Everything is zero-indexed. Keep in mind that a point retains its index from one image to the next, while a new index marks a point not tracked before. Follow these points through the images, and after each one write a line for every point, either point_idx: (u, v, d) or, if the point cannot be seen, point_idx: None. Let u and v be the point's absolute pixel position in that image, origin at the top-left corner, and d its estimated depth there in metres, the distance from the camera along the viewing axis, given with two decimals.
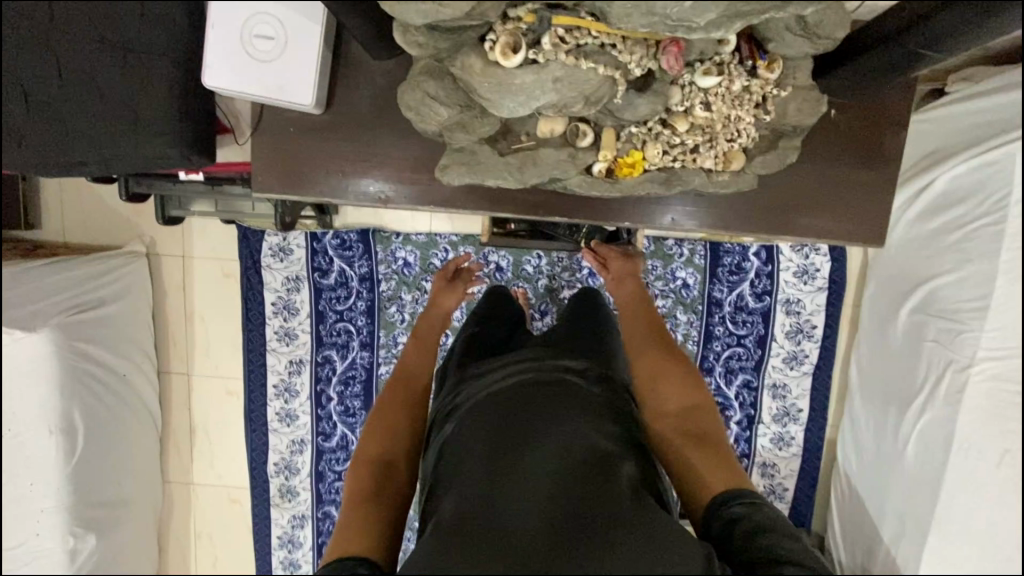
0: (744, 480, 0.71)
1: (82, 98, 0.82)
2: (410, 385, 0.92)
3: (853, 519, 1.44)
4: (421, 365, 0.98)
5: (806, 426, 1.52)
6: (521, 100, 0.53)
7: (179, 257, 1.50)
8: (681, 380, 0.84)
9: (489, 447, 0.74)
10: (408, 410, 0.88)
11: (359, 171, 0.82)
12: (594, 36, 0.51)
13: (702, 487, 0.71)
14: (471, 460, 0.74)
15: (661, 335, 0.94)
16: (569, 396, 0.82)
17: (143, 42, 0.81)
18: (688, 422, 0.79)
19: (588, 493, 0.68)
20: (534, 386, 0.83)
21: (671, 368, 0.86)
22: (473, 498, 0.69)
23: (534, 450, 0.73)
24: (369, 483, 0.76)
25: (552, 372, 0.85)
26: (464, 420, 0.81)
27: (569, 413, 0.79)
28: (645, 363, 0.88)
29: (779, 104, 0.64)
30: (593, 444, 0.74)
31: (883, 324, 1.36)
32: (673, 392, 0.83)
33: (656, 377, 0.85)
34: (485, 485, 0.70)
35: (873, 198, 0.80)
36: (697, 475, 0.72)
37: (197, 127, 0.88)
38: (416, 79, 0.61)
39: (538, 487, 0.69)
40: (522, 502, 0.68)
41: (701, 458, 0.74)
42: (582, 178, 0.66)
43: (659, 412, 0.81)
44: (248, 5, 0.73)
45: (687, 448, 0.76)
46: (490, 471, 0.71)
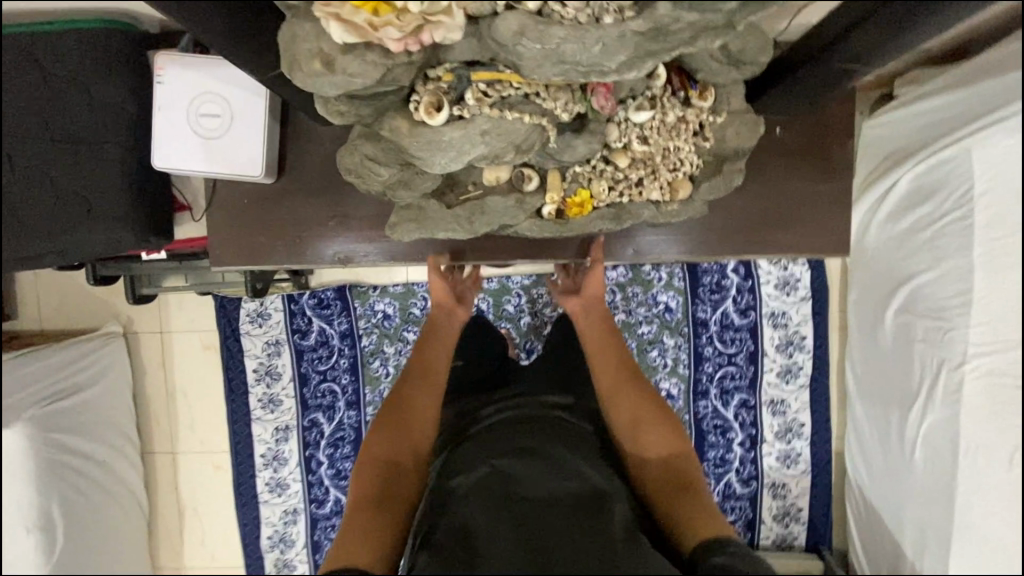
0: (727, 525, 0.70)
1: (33, 191, 0.81)
2: (425, 388, 0.91)
3: (873, 535, 1.37)
4: (437, 368, 0.94)
5: (812, 440, 1.48)
6: (452, 155, 0.53)
7: (157, 334, 1.48)
8: (657, 424, 0.86)
9: (482, 481, 0.74)
10: (424, 416, 0.87)
11: (316, 236, 0.82)
12: (516, 88, 0.51)
13: (684, 532, 0.70)
14: (468, 490, 0.74)
15: (634, 367, 0.94)
16: (561, 428, 0.85)
17: (98, 136, 0.83)
18: (668, 468, 0.81)
19: (582, 527, 0.68)
20: (528, 420, 0.86)
21: (650, 410, 0.87)
22: (462, 533, 0.68)
23: (529, 478, 0.74)
24: (378, 489, 0.76)
25: (545, 410, 0.91)
26: (456, 454, 0.83)
27: (563, 445, 0.81)
28: (621, 404, 0.89)
29: (717, 130, 0.65)
30: (586, 472, 0.77)
31: (872, 327, 1.34)
32: (654, 439, 0.84)
33: (636, 423, 0.86)
34: (484, 514, 0.70)
35: (830, 210, 0.80)
36: (680, 520, 0.72)
37: (153, 209, 0.88)
38: (353, 144, 0.62)
39: (530, 517, 0.69)
40: (512, 536, 0.66)
41: (686, 503, 0.74)
42: (533, 222, 0.67)
43: (642, 459, 0.83)
44: (195, 86, 0.75)
45: (669, 494, 0.77)
46: (486, 501, 0.71)
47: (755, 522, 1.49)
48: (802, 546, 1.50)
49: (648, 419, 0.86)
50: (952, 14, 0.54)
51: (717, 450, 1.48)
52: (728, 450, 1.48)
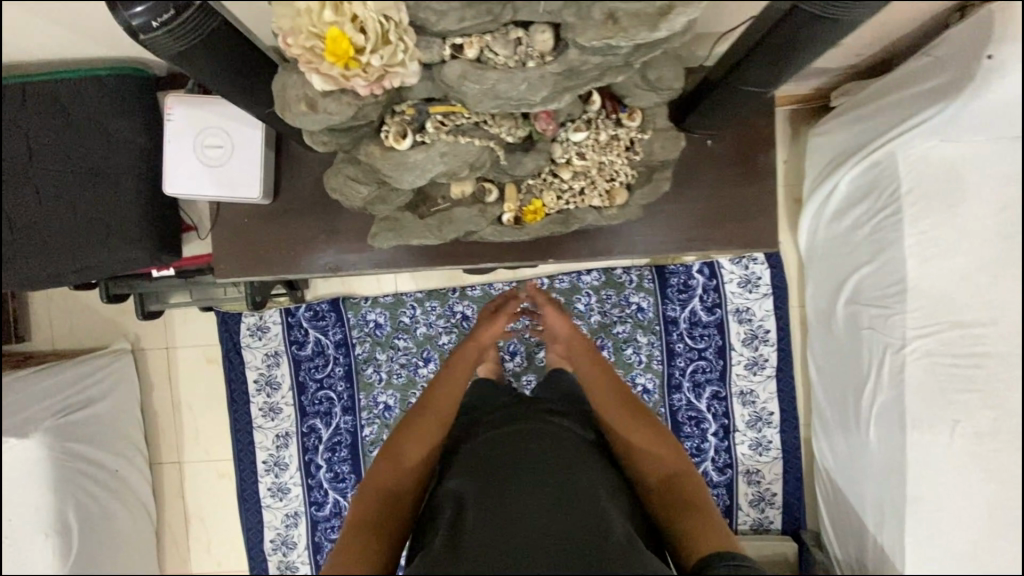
0: (729, 531, 0.83)
1: (59, 218, 0.93)
2: (429, 422, 0.96)
3: (840, 514, 1.45)
4: (448, 403, 1.00)
5: (781, 427, 1.58)
6: (418, 173, 0.64)
7: (164, 349, 1.58)
8: (656, 447, 0.95)
9: (491, 490, 0.87)
10: (426, 446, 0.93)
11: (309, 249, 0.93)
12: (466, 117, 0.62)
13: (690, 544, 0.82)
14: (475, 498, 0.86)
15: (627, 395, 1.03)
16: (554, 441, 0.95)
17: (116, 167, 0.94)
18: (668, 482, 0.91)
19: (583, 540, 0.81)
20: (529, 433, 0.95)
21: (648, 433, 0.97)
22: (478, 538, 0.81)
23: (529, 497, 0.86)
24: (373, 515, 0.83)
25: (543, 421, 0.99)
26: (462, 463, 0.93)
27: (562, 456, 0.92)
28: (621, 429, 0.98)
29: (645, 144, 0.76)
30: (586, 486, 0.88)
31: (826, 319, 1.45)
32: (652, 461, 0.94)
33: (634, 448, 0.96)
34: (495, 534, 0.81)
35: (759, 210, 0.91)
36: (686, 533, 0.84)
37: (163, 230, 0.99)
38: (338, 165, 0.73)
39: (536, 536, 0.81)
40: (522, 542, 0.81)
41: (691, 519, 0.85)
42: (494, 227, 0.78)
43: (644, 476, 0.93)
44: (197, 121, 0.86)
45: (674, 509, 0.88)
46: (494, 511, 0.84)
47: (732, 508, 1.58)
48: (778, 529, 1.58)
49: (646, 443, 0.96)
50: (823, 44, 0.66)
51: (692, 440, 1.57)
52: (703, 439, 1.57)
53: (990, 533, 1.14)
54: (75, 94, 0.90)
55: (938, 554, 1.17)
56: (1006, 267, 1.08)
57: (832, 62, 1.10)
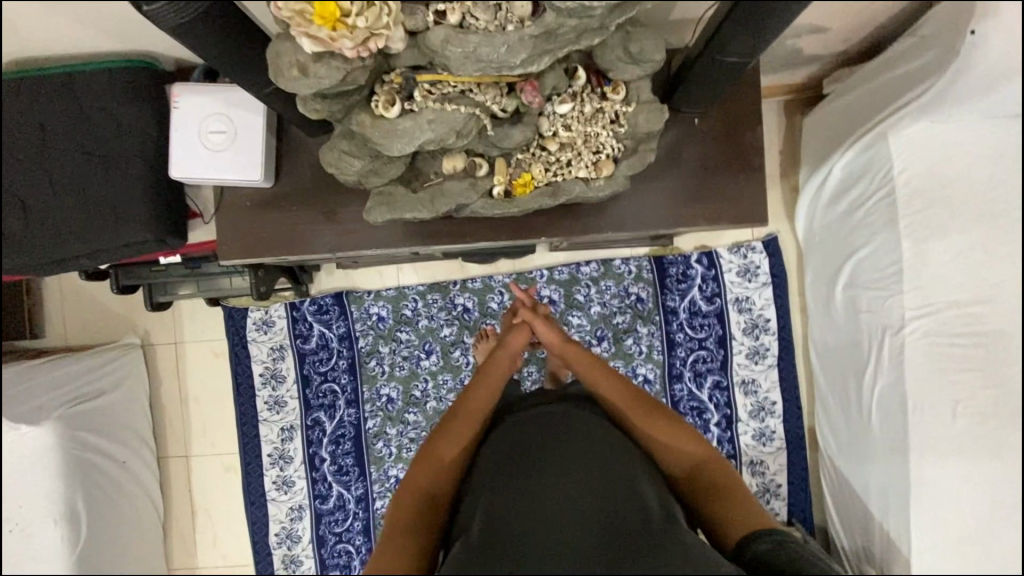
0: (762, 508, 0.85)
1: (69, 202, 0.98)
2: (462, 426, 0.91)
3: (845, 504, 1.43)
4: (483, 407, 0.95)
5: (784, 417, 1.57)
6: (406, 141, 0.70)
7: (172, 344, 1.61)
8: (683, 437, 0.91)
9: (524, 482, 0.85)
10: (459, 449, 0.90)
11: (310, 231, 0.96)
12: (452, 85, 0.69)
13: (727, 526, 0.84)
14: (508, 490, 0.85)
15: (638, 394, 0.95)
16: (583, 434, 0.90)
17: (125, 152, 0.99)
18: (697, 472, 0.89)
19: (624, 528, 0.81)
20: (558, 422, 0.92)
21: (671, 427, 0.92)
22: (514, 532, 0.81)
23: (562, 490, 0.85)
24: (411, 519, 0.82)
25: (565, 411, 0.94)
26: (491, 454, 0.89)
27: (594, 444, 0.89)
28: (642, 429, 0.92)
29: (630, 117, 0.79)
30: (619, 474, 0.86)
31: (825, 306, 1.45)
32: (681, 453, 0.90)
33: (660, 442, 0.91)
34: (537, 531, 0.81)
35: (746, 186, 0.93)
36: (721, 517, 0.85)
37: (169, 211, 1.03)
38: (332, 141, 0.77)
39: (578, 530, 0.81)
40: (559, 533, 0.81)
41: (728, 503, 0.86)
42: (485, 200, 0.81)
43: (675, 466, 0.91)
44: (201, 108, 0.91)
45: (709, 495, 0.87)
46: (528, 503, 0.83)
47: None
48: (784, 522, 1.56)
49: (671, 436, 0.91)
50: (796, 11, 0.69)
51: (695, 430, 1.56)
52: (706, 430, 1.56)
53: (996, 516, 1.13)
54: (89, 83, 0.95)
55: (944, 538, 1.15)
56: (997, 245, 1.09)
57: (820, 46, 1.12)
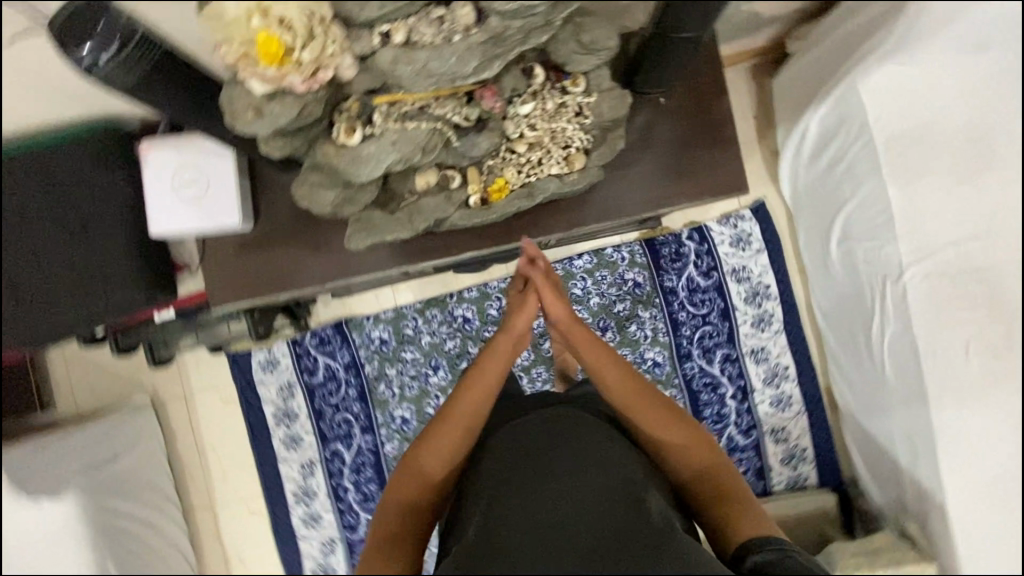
0: (767, 515, 0.80)
1: (58, 271, 0.97)
2: (452, 433, 0.86)
3: (874, 458, 1.41)
4: (474, 413, 0.87)
5: (799, 380, 1.56)
6: (372, 165, 0.73)
7: (181, 398, 1.61)
8: (690, 439, 0.86)
9: (521, 484, 0.81)
10: (447, 457, 0.85)
11: (299, 265, 0.96)
12: (410, 104, 0.71)
13: (728, 531, 0.79)
14: (505, 491, 0.81)
15: (649, 393, 0.89)
16: (587, 433, 0.86)
17: (106, 217, 1.01)
18: (702, 478, 0.85)
19: (624, 528, 0.76)
20: (563, 422, 0.88)
21: (678, 430, 0.87)
22: (507, 532, 0.76)
23: (562, 492, 0.80)
24: (406, 523, 0.79)
25: (567, 411, 0.90)
26: (491, 456, 0.85)
27: (598, 443, 0.85)
28: (648, 431, 0.87)
29: (593, 108, 0.82)
30: (619, 475, 0.82)
31: (823, 263, 1.44)
32: (687, 456, 0.86)
33: (664, 444, 0.87)
34: (532, 533, 0.76)
35: (722, 156, 0.93)
36: (722, 520, 0.81)
37: (158, 269, 1.11)
38: (303, 175, 0.79)
39: (576, 527, 0.76)
40: (554, 535, 0.75)
41: (729, 508, 0.81)
42: (462, 211, 0.84)
43: (679, 468, 0.87)
44: (172, 163, 0.92)
45: (710, 498, 0.83)
46: (524, 505, 0.79)
47: (764, 469, 1.55)
48: (815, 485, 1.55)
49: (677, 439, 0.86)
50: None
51: (712, 407, 1.55)
52: (722, 405, 1.55)
53: None
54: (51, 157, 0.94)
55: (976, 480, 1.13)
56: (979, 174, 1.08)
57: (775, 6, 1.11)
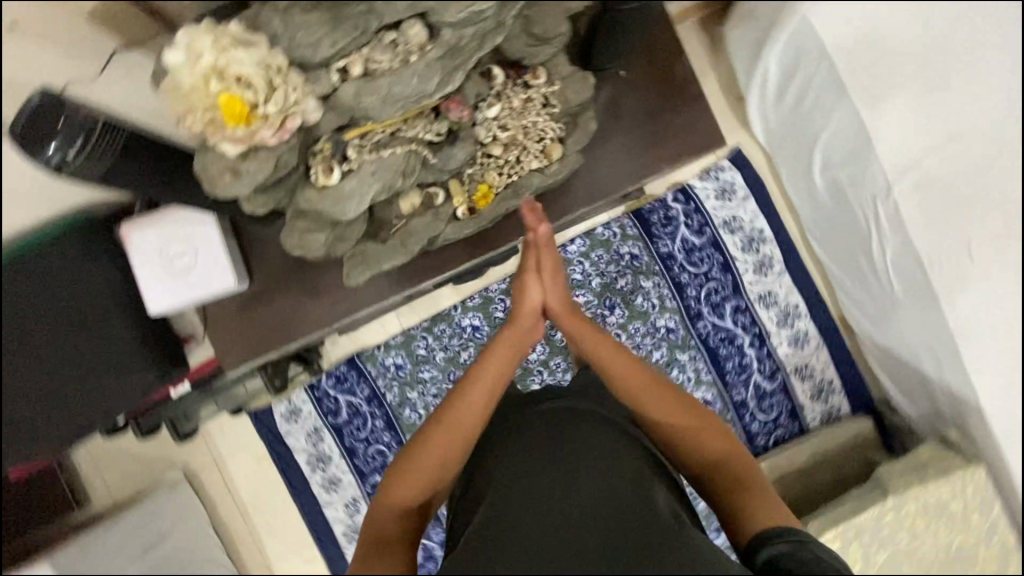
0: (789, 512, 0.68)
1: (69, 370, 0.97)
2: (445, 435, 0.73)
3: (901, 375, 1.42)
4: (469, 417, 0.75)
5: (811, 314, 1.57)
6: (357, 200, 0.75)
7: (213, 467, 1.60)
8: (707, 426, 0.75)
9: (519, 480, 0.70)
10: (438, 462, 0.73)
11: (302, 313, 0.95)
12: (380, 131, 0.73)
13: (741, 521, 0.68)
14: (503, 488, 0.70)
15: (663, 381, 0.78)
16: (595, 425, 0.76)
17: (100, 307, 0.99)
18: (716, 465, 0.74)
19: (636, 518, 0.65)
20: (569, 414, 0.78)
21: (694, 416, 0.76)
22: (498, 527, 0.66)
23: (567, 486, 0.69)
24: (401, 530, 0.68)
25: (564, 401, 0.81)
26: (495, 454, 0.76)
27: (606, 433, 0.75)
28: (660, 418, 0.76)
29: (558, 96, 0.83)
30: (631, 463, 0.72)
31: (810, 196, 1.44)
32: (701, 442, 0.75)
33: (677, 430, 0.75)
34: (532, 529, 0.65)
35: (691, 114, 0.93)
36: (735, 509, 0.69)
37: (162, 343, 1.08)
38: (292, 223, 0.80)
39: (588, 518, 0.65)
40: (554, 534, 0.64)
41: (744, 496, 0.69)
42: (453, 224, 0.85)
43: (691, 455, 0.75)
44: (158, 240, 0.92)
45: (722, 486, 0.72)
46: (522, 503, 0.68)
47: (798, 409, 1.55)
48: (849, 413, 1.56)
49: (692, 424, 0.75)
50: None
51: (733, 360, 1.55)
52: (743, 355, 1.55)
53: None
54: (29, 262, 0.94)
55: (1006, 375, 1.13)
56: (937, 79, 1.09)
57: None
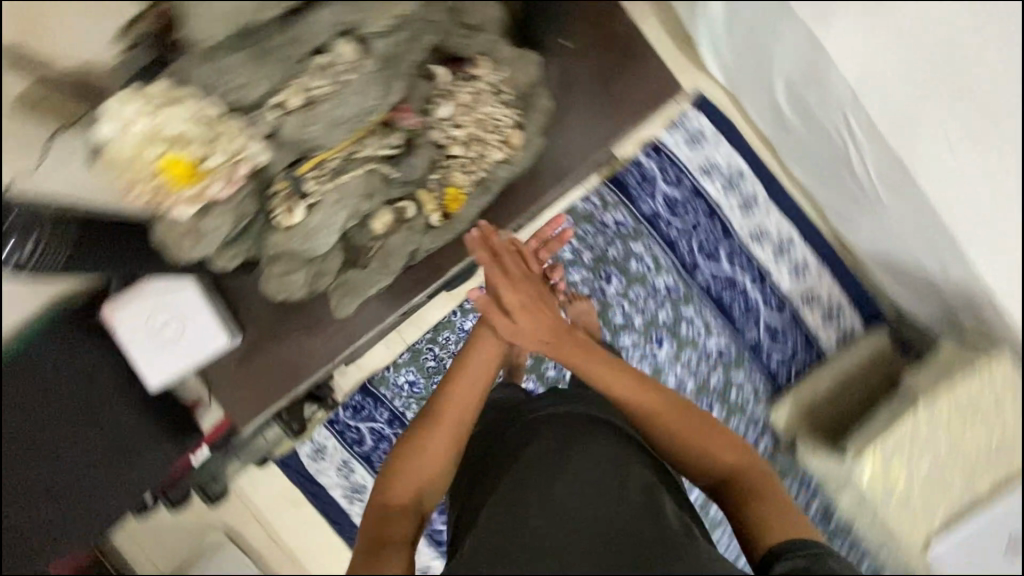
0: (807, 520, 0.68)
1: (83, 459, 0.97)
2: (445, 437, 0.75)
3: (911, 285, 1.37)
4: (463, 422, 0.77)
5: (806, 241, 1.56)
6: (327, 231, 0.77)
7: (252, 520, 1.59)
8: (720, 437, 0.75)
9: (523, 501, 0.67)
10: (437, 462, 0.73)
11: (302, 353, 0.92)
12: (334, 158, 0.75)
13: (758, 532, 0.67)
14: (508, 507, 0.68)
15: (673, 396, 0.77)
16: (601, 439, 0.74)
17: (95, 392, 0.97)
18: (729, 476, 0.73)
19: (644, 527, 0.64)
20: (575, 431, 0.75)
21: (705, 427, 0.75)
22: (499, 548, 0.63)
23: (574, 503, 0.66)
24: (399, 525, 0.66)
25: (569, 418, 0.78)
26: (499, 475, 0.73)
27: (614, 447, 0.73)
28: (670, 429, 0.75)
29: (505, 81, 0.83)
30: (637, 472, 0.70)
31: (780, 125, 1.41)
32: (714, 452, 0.74)
33: (689, 439, 0.75)
34: (540, 544, 0.63)
35: (645, 70, 0.90)
36: (751, 520, 0.68)
37: (168, 416, 1.01)
38: (269, 270, 0.82)
39: (597, 530, 0.64)
40: (562, 555, 0.62)
41: (760, 506, 0.69)
42: (430, 233, 0.87)
43: (704, 465, 0.74)
44: (141, 313, 0.90)
45: (736, 496, 0.71)
46: (528, 524, 0.65)
47: (812, 337, 1.55)
48: (863, 331, 1.55)
49: (705, 435, 0.75)
50: None
51: (738, 303, 1.55)
52: (746, 296, 1.55)
53: None
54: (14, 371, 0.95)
55: None
56: None
57: None
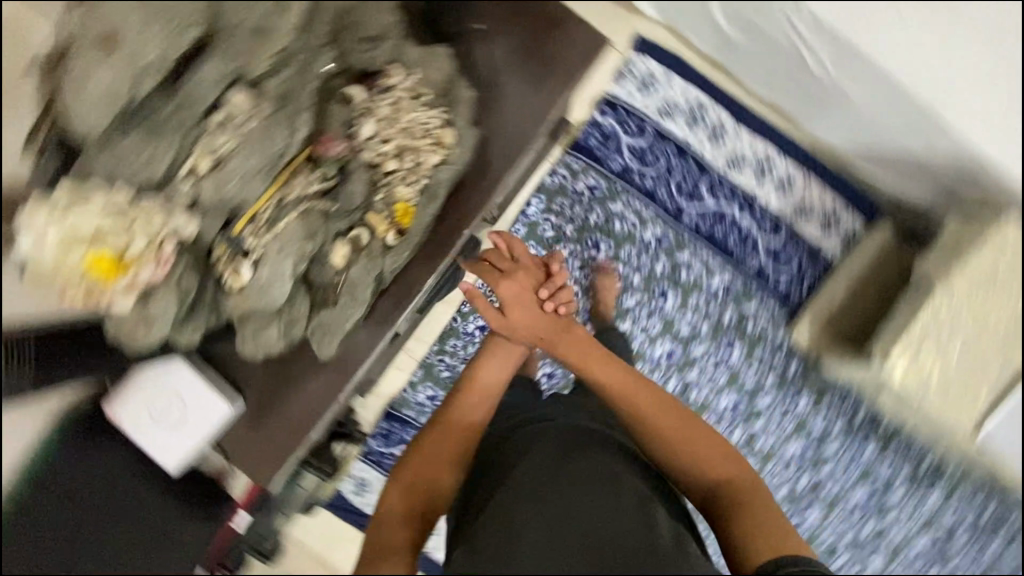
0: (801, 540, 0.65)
1: (130, 552, 1.01)
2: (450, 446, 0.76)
3: (899, 173, 1.32)
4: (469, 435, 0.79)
5: (785, 155, 1.51)
6: (278, 276, 0.80)
7: (317, 566, 1.61)
8: (716, 447, 0.75)
9: (518, 518, 0.66)
10: (443, 472, 0.74)
11: (304, 403, 0.90)
12: (265, 207, 0.79)
13: (747, 545, 0.64)
14: (503, 523, 0.66)
15: (669, 407, 0.79)
16: (597, 457, 0.74)
17: (123, 489, 1.01)
18: (722, 488, 0.72)
19: (634, 539, 0.63)
20: (574, 450, 0.76)
21: (700, 436, 0.76)
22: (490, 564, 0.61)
23: (571, 518, 0.65)
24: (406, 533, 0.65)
25: (568, 436, 0.79)
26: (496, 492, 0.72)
27: (611, 463, 0.74)
28: (665, 435, 0.77)
29: (417, 84, 0.85)
30: (629, 486, 0.70)
31: (726, 46, 1.35)
32: (707, 461, 0.74)
33: (685, 444, 0.76)
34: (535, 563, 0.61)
35: (563, 32, 0.88)
36: (741, 534, 0.66)
37: (196, 494, 1.05)
38: (241, 333, 0.85)
39: (593, 542, 0.62)
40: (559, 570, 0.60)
41: (752, 518, 0.67)
42: (390, 253, 0.87)
43: (697, 476, 0.74)
44: (144, 403, 0.91)
45: (726, 511, 0.69)
46: (525, 540, 0.63)
47: (815, 249, 1.51)
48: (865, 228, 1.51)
49: (699, 445, 0.75)
50: None
51: (732, 235, 1.51)
52: (738, 226, 1.51)
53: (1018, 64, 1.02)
54: (39, 499, 0.99)
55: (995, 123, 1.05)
56: None
57: None
